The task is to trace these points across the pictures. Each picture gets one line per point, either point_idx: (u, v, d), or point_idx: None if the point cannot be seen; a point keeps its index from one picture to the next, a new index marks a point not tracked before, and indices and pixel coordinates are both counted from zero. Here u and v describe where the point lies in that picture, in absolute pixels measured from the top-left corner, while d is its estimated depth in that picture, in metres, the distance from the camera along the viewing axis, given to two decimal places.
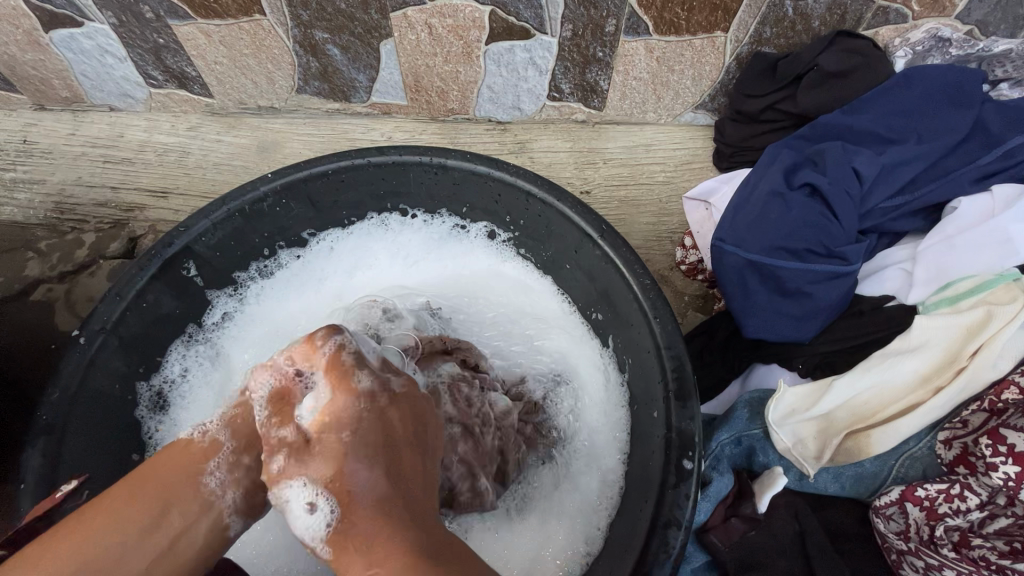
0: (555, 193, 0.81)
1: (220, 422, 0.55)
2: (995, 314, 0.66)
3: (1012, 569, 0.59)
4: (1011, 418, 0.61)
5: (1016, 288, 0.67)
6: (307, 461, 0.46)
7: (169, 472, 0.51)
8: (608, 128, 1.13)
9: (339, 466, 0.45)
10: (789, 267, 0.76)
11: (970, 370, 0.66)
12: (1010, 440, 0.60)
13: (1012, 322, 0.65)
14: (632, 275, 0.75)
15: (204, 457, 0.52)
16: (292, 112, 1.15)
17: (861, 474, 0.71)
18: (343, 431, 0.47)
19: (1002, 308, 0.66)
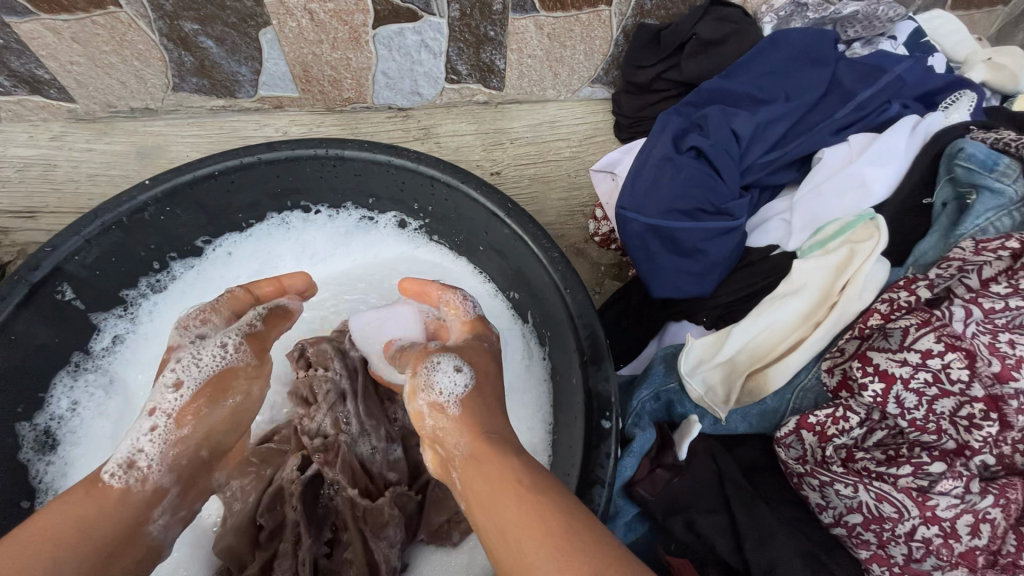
0: (458, 175, 0.82)
1: (160, 465, 0.58)
2: (857, 250, 0.67)
3: (890, 474, 0.63)
4: (876, 341, 0.63)
5: (872, 226, 0.69)
6: (464, 349, 0.66)
7: (100, 519, 0.52)
8: (511, 108, 1.13)
9: (484, 362, 0.65)
10: (683, 227, 0.79)
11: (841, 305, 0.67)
12: (876, 361, 0.60)
13: (870, 258, 0.66)
14: (541, 249, 0.77)
15: (147, 504, 0.56)
16: (171, 112, 1.07)
17: (765, 410, 0.76)
18: (485, 343, 0.68)
19: (861, 245, 0.68)
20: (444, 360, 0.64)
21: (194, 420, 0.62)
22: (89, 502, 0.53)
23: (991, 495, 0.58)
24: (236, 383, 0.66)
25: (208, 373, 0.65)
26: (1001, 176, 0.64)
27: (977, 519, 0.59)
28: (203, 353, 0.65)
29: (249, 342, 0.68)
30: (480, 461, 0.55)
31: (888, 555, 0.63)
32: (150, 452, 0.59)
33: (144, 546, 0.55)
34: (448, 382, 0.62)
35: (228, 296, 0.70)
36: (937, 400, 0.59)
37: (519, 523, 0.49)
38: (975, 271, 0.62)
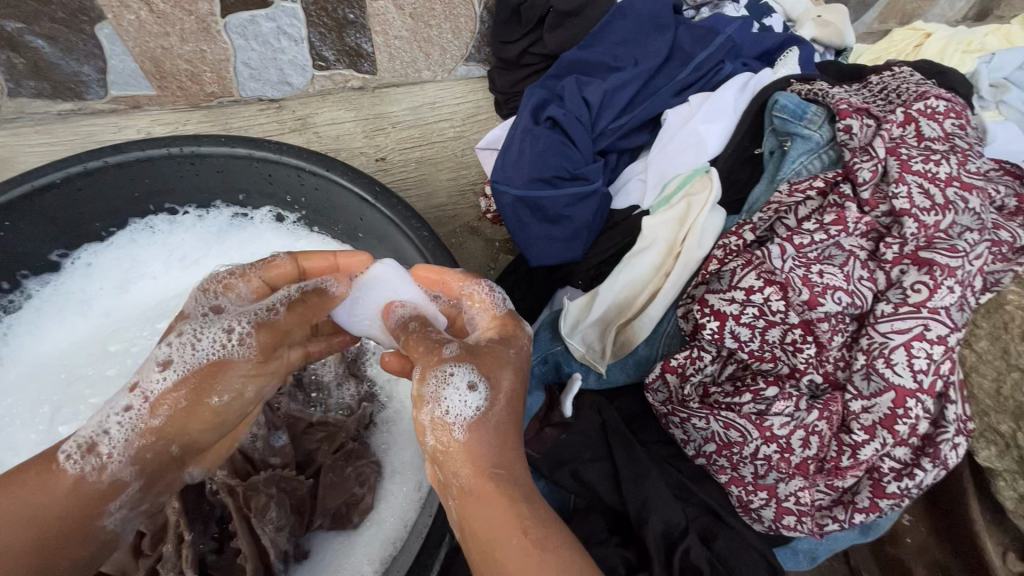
0: (322, 164, 0.82)
1: (122, 460, 0.56)
2: (692, 203, 0.72)
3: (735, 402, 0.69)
4: (711, 284, 0.68)
5: (706, 178, 0.73)
6: (479, 358, 0.57)
7: (52, 505, 0.52)
8: (388, 91, 1.12)
9: (498, 374, 0.57)
10: (548, 195, 0.81)
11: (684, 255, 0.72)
12: (712, 302, 0.66)
13: (704, 208, 0.71)
14: (411, 231, 0.79)
15: (100, 500, 0.55)
16: (9, 121, 0.96)
17: (639, 359, 0.80)
18: (508, 351, 0.60)
19: (695, 197, 0.72)
20: (461, 373, 0.56)
21: (169, 412, 0.59)
22: (31, 496, 0.52)
23: (815, 409, 0.65)
24: (230, 377, 0.61)
25: (201, 359, 0.60)
26: (809, 124, 0.70)
27: (808, 433, 0.65)
28: (212, 327, 0.61)
29: (262, 331, 0.62)
30: (500, 500, 0.52)
31: (742, 475, 0.69)
32: (116, 437, 0.57)
33: (94, 539, 0.56)
34: (461, 398, 0.55)
35: (269, 259, 0.64)
36: (765, 329, 0.66)
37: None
38: (792, 212, 0.68)
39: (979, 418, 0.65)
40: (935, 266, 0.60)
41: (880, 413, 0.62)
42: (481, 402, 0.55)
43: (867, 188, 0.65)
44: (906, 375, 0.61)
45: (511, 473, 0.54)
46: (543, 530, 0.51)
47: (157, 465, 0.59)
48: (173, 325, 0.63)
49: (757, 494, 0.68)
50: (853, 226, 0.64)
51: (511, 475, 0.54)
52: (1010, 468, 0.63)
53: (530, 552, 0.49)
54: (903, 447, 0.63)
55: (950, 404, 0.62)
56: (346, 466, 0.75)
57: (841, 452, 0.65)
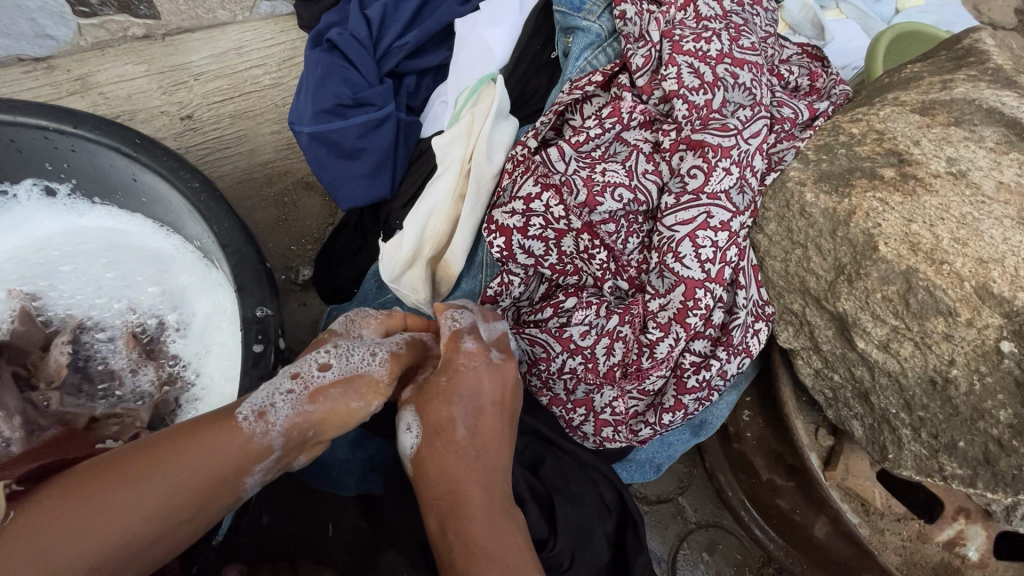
0: (68, 120, 0.70)
1: (281, 429, 0.51)
2: (476, 114, 0.67)
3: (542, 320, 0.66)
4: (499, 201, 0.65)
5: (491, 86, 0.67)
6: (422, 400, 0.56)
7: (195, 456, 0.47)
8: (186, 38, 0.99)
9: (435, 406, 0.55)
10: (335, 128, 0.72)
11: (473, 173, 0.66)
12: (498, 218, 0.63)
13: (487, 118, 0.65)
14: (180, 183, 0.69)
15: (248, 459, 0.49)
16: None
17: (463, 295, 0.75)
18: (441, 378, 0.56)
19: (478, 109, 0.67)
20: (405, 415, 0.58)
21: (319, 409, 0.53)
22: (216, 440, 0.48)
23: (615, 315, 0.64)
24: (357, 392, 0.54)
25: (350, 372, 0.54)
26: (587, 15, 0.66)
27: (612, 340, 0.64)
28: (354, 350, 0.56)
29: (392, 361, 0.56)
30: (438, 531, 0.51)
31: (558, 394, 0.68)
32: (279, 410, 0.51)
33: (233, 495, 0.50)
34: (411, 441, 0.56)
35: (386, 312, 0.62)
36: (557, 241, 0.63)
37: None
38: (576, 112, 0.65)
39: (777, 301, 0.64)
40: (706, 147, 0.58)
41: (674, 309, 0.61)
42: (417, 441, 0.56)
43: (642, 75, 0.62)
44: (694, 267, 0.60)
45: (460, 498, 0.51)
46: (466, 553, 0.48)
47: (296, 444, 0.52)
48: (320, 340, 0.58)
49: (577, 411, 0.68)
50: (628, 117, 0.61)
51: (463, 498, 0.51)
52: (805, 346, 0.63)
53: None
54: (700, 340, 0.63)
55: (740, 290, 0.62)
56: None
57: (641, 354, 0.64)
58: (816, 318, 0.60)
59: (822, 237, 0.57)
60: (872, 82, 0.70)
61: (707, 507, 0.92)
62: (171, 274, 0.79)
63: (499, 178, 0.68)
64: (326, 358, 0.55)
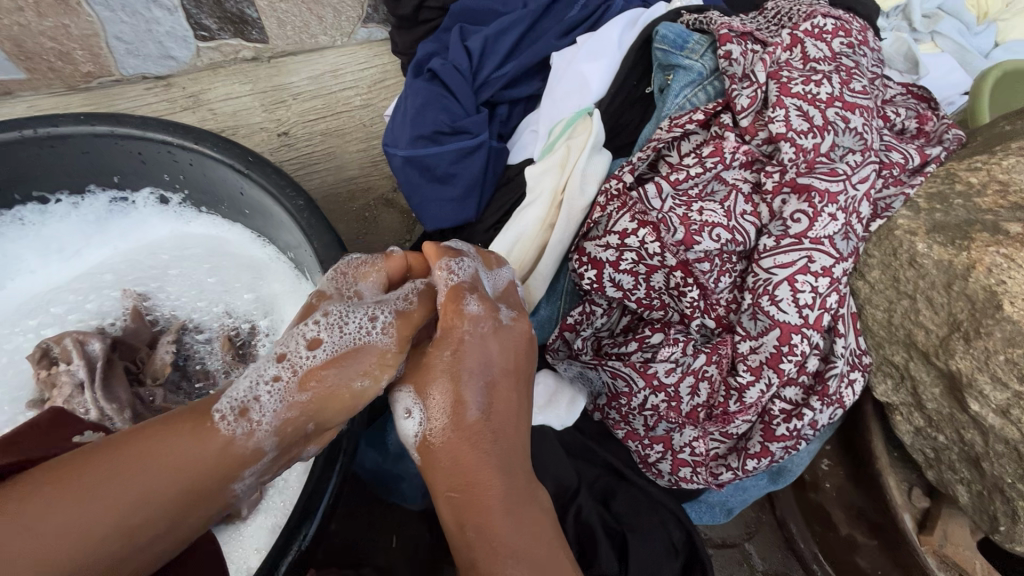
0: (190, 136, 0.76)
1: (271, 425, 0.49)
2: (571, 147, 0.68)
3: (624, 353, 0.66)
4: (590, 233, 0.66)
5: (589, 121, 0.68)
6: (424, 380, 0.55)
7: (172, 461, 0.44)
8: (287, 61, 1.05)
9: (442, 388, 0.54)
10: (430, 153, 0.75)
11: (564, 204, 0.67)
12: (590, 250, 0.63)
13: (582, 152, 0.66)
14: (284, 199, 0.74)
15: (234, 464, 0.47)
16: None
17: (541, 321, 0.77)
18: (444, 354, 0.55)
19: (574, 141, 0.68)
20: (404, 398, 0.56)
21: (314, 392, 0.51)
22: (196, 445, 0.45)
23: (702, 354, 0.63)
24: (360, 367, 0.52)
25: (348, 345, 0.52)
26: (689, 54, 0.66)
27: (697, 379, 0.63)
28: (352, 317, 0.54)
29: (399, 323, 0.55)
30: (454, 523, 0.51)
31: (636, 429, 0.67)
32: (269, 401, 0.49)
33: (212, 507, 0.46)
34: (415, 425, 0.55)
35: (382, 257, 0.60)
36: (647, 275, 0.63)
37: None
38: (673, 149, 0.64)
39: (876, 351, 0.62)
40: (813, 192, 0.57)
41: (766, 353, 0.60)
42: (421, 426, 0.55)
43: (746, 116, 0.61)
44: (791, 312, 0.58)
45: (474, 490, 0.51)
46: (489, 548, 0.50)
47: (296, 436, 0.51)
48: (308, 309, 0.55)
49: (653, 447, 0.67)
50: (731, 157, 0.61)
51: (478, 489, 0.51)
52: (905, 401, 0.61)
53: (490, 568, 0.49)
54: (792, 387, 0.61)
55: (839, 338, 0.60)
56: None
57: (729, 397, 0.62)
58: (921, 374, 0.58)
59: (933, 290, 0.55)
60: (986, 130, 0.67)
61: (774, 556, 0.87)
62: (264, 281, 0.83)
63: (589, 210, 0.68)
64: (317, 332, 0.52)
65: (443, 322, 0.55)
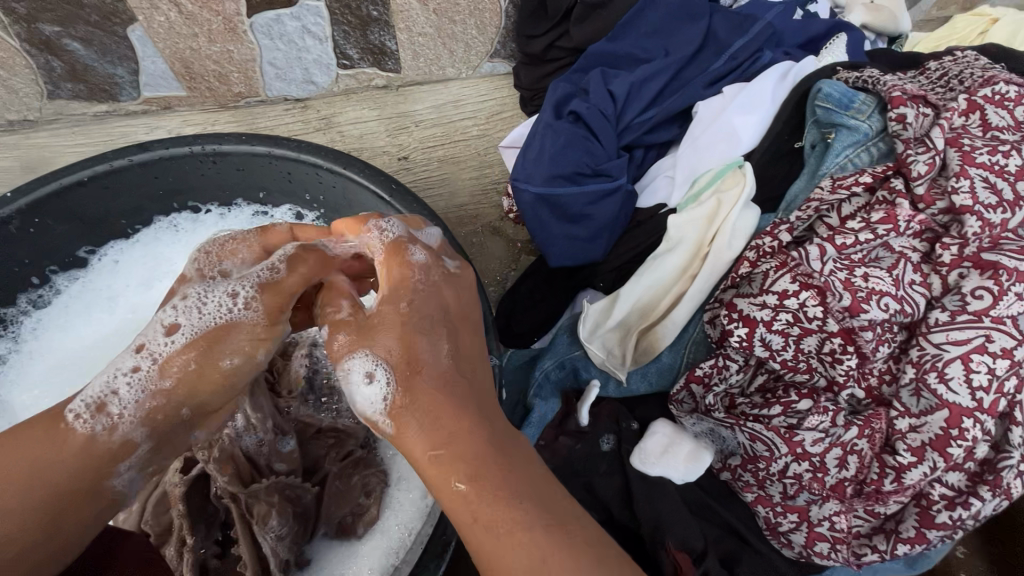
0: (340, 161, 0.81)
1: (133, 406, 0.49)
2: (723, 200, 0.67)
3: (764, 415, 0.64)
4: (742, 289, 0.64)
5: (740, 173, 0.68)
6: (374, 337, 0.52)
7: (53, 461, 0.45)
8: (414, 90, 1.11)
9: (401, 339, 0.51)
10: (567, 192, 0.77)
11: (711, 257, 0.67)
12: (742, 307, 0.61)
13: (735, 206, 0.66)
14: (426, 229, 0.76)
15: (110, 459, 0.48)
16: (54, 122, 1.01)
17: (662, 367, 0.76)
18: (401, 303, 0.53)
19: (726, 194, 0.67)
20: (359, 364, 0.51)
21: (180, 375, 0.51)
22: (52, 448, 0.46)
23: (854, 427, 0.59)
24: (233, 343, 0.52)
25: (208, 324, 0.52)
26: (856, 114, 0.65)
27: (845, 452, 0.60)
28: (209, 298, 0.53)
29: (267, 294, 0.53)
30: (445, 485, 0.45)
31: (769, 494, 0.65)
32: (130, 391, 0.50)
33: (102, 502, 0.48)
34: (376, 391, 0.49)
35: (261, 228, 0.59)
36: (800, 338, 0.60)
37: (504, 550, 0.42)
38: (834, 211, 0.63)
39: None
40: (1000, 269, 0.55)
41: (931, 434, 0.56)
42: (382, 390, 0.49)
43: (921, 183, 0.59)
44: (963, 393, 0.55)
45: (462, 444, 0.46)
46: (492, 500, 0.44)
47: (174, 424, 0.51)
48: (175, 292, 0.56)
49: (786, 516, 0.64)
50: (904, 225, 0.58)
51: (471, 442, 0.47)
52: None
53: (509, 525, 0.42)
54: (956, 473, 0.57)
55: (1016, 427, 0.57)
56: (353, 474, 0.74)
57: (884, 476, 0.59)
58: None
59: None
60: None
61: None
62: None
63: (733, 264, 0.68)
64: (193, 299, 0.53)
65: (390, 272, 0.55)
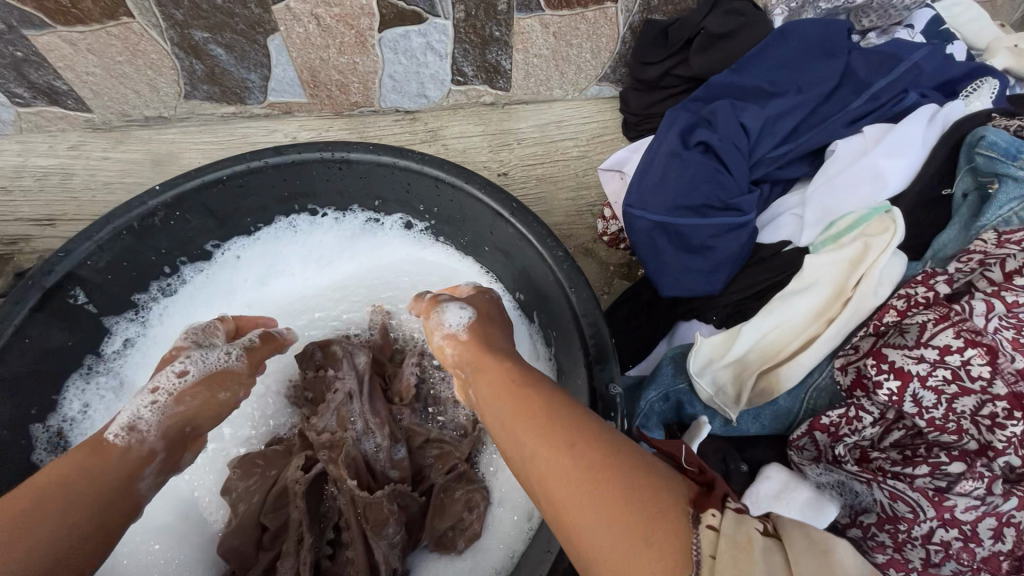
0: (463, 176, 0.80)
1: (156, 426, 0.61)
2: (872, 245, 0.65)
3: (905, 474, 0.60)
4: (891, 338, 0.61)
5: (888, 219, 0.66)
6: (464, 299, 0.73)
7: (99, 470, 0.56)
8: (519, 108, 1.13)
9: (483, 305, 0.72)
10: (691, 223, 0.77)
11: (854, 301, 0.65)
12: (892, 358, 0.59)
13: (886, 253, 0.64)
14: (546, 250, 0.76)
15: (144, 460, 0.59)
16: (184, 120, 1.08)
17: (778, 411, 0.73)
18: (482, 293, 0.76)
19: (876, 239, 0.65)
20: (452, 311, 0.70)
21: (192, 400, 0.64)
22: (92, 459, 0.56)
23: (1014, 497, 0.57)
24: (230, 384, 0.67)
25: (210, 371, 0.67)
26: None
27: (1001, 523, 0.57)
28: (209, 354, 0.68)
29: (249, 354, 0.70)
30: (506, 382, 0.57)
31: (907, 561, 0.60)
32: (148, 421, 0.61)
33: (135, 501, 0.58)
34: (460, 322, 0.69)
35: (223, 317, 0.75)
36: (955, 397, 0.57)
37: (546, 426, 0.50)
38: (998, 265, 0.59)
39: None
40: None
41: None
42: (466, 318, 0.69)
43: None
44: None
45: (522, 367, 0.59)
46: (544, 393, 0.54)
47: (180, 438, 0.64)
48: (169, 358, 0.68)
49: None
50: None
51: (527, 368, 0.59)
52: None
53: (551, 410, 0.51)
54: None
55: None
56: (457, 487, 0.73)
57: None
58: None
59: None
60: None
61: None
62: None
63: (875, 311, 0.66)
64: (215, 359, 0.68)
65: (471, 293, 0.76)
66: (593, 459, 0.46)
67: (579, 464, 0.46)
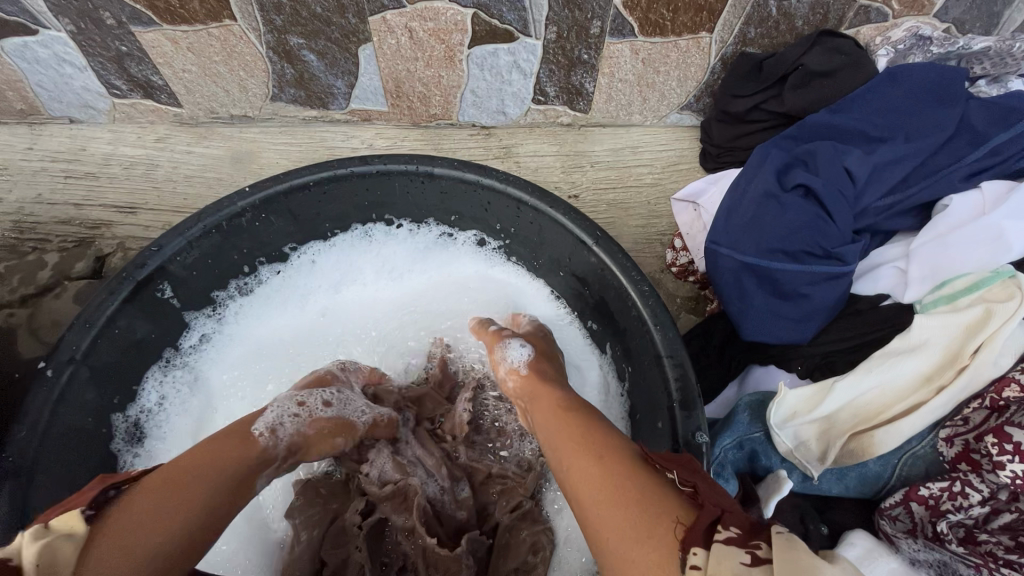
0: (546, 199, 0.79)
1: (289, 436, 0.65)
2: (994, 312, 0.64)
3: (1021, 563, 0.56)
4: (1013, 415, 0.59)
5: (1012, 284, 0.65)
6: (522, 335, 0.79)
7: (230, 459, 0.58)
8: (594, 131, 1.12)
9: (537, 343, 0.77)
10: (785, 269, 0.74)
11: (972, 369, 0.63)
12: (1016, 437, 0.57)
13: (1010, 322, 0.63)
14: (631, 282, 0.73)
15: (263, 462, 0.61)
16: (267, 120, 1.10)
17: (865, 474, 0.68)
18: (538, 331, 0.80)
19: (1001, 305, 0.64)
20: (510, 347, 0.76)
21: (317, 433, 0.68)
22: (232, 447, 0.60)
23: None
24: (338, 440, 0.70)
25: (344, 417, 0.71)
26: None
27: None
28: (350, 403, 0.73)
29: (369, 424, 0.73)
30: (551, 415, 0.62)
31: None
32: (285, 428, 0.65)
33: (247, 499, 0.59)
34: (517, 358, 0.74)
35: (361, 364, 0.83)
36: None
37: (578, 461, 0.53)
38: None
39: None
40: None
41: None
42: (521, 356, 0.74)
43: None
44: None
45: (564, 402, 0.63)
46: (579, 429, 0.57)
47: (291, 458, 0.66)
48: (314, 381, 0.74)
49: None
50: None
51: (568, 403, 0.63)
52: None
53: (582, 447, 0.54)
54: None
55: None
56: (521, 527, 0.73)
57: None
58: None
59: None
60: None
61: None
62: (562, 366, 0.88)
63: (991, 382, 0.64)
64: (347, 411, 0.72)
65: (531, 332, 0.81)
66: (612, 493, 0.48)
67: (604, 499, 0.48)
